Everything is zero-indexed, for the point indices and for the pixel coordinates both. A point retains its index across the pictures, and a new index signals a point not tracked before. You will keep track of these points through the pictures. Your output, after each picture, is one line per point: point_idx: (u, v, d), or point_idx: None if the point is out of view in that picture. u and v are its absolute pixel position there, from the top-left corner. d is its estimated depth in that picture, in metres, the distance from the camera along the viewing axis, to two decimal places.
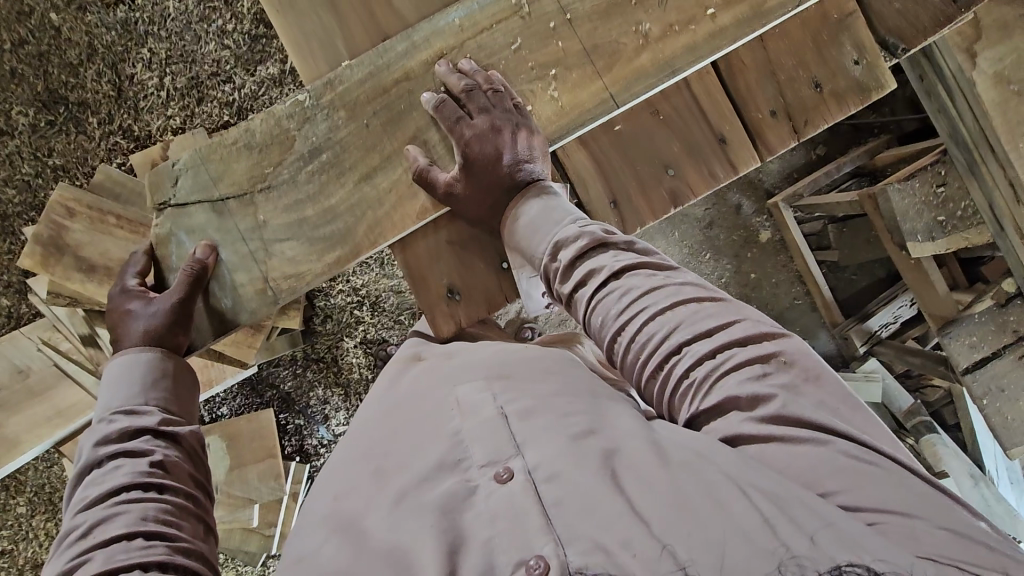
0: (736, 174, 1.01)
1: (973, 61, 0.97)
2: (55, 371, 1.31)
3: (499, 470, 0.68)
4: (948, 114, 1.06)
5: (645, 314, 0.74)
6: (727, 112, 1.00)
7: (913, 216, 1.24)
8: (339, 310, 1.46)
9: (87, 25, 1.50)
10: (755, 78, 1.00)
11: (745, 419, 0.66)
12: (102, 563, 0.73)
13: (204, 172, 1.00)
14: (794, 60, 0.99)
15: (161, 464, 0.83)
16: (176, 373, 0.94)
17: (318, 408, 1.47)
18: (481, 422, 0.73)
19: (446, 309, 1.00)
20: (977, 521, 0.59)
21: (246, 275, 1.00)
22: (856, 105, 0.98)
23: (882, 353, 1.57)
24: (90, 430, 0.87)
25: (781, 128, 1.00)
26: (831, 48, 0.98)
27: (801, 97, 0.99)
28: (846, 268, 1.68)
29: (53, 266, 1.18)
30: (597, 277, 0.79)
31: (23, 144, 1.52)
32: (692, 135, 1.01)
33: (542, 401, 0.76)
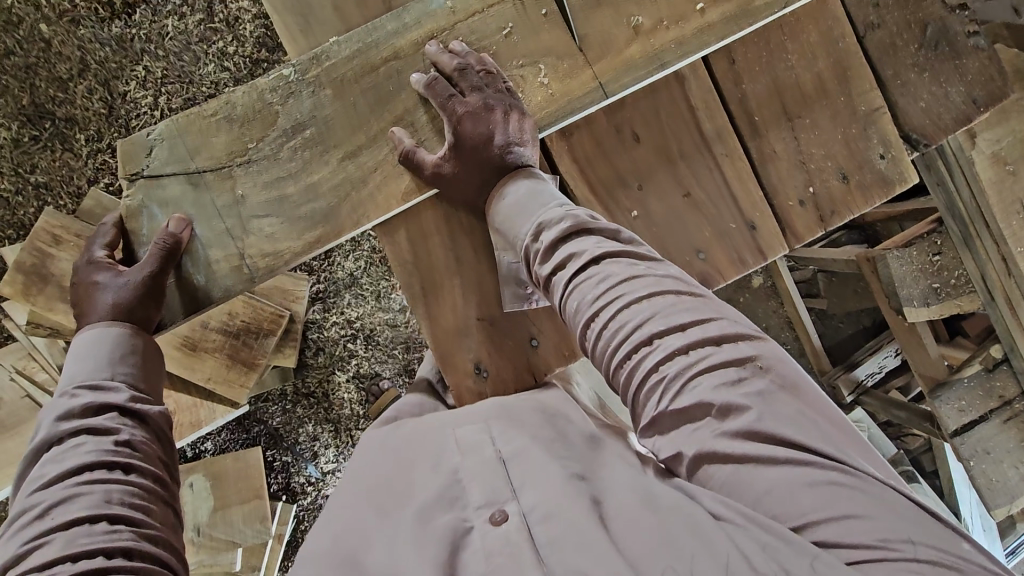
0: (765, 261, 0.98)
1: (973, 140, 1.02)
2: (29, 405, 1.24)
3: (494, 512, 0.65)
4: (947, 190, 1.10)
5: (621, 300, 0.71)
6: (758, 199, 0.97)
7: (910, 283, 1.26)
8: (331, 343, 1.43)
9: (80, 39, 1.45)
10: (786, 169, 0.98)
11: (717, 431, 0.63)
12: (62, 546, 0.68)
13: (180, 144, 0.92)
14: (823, 152, 0.98)
15: (128, 443, 0.79)
16: (146, 350, 0.88)
17: (307, 445, 1.43)
18: (480, 461, 0.71)
19: (474, 388, 0.96)
20: (962, 543, 0.57)
21: (222, 251, 0.92)
22: (880, 200, 0.98)
23: (867, 403, 1.61)
24: (51, 406, 0.82)
25: (808, 218, 0.98)
26: (859, 140, 0.98)
27: (829, 189, 0.98)
28: (833, 315, 1.73)
29: (35, 295, 1.12)
30: (578, 260, 0.76)
31: (3, 159, 1.46)
32: (726, 227, 0.97)
33: (539, 443, 0.74)
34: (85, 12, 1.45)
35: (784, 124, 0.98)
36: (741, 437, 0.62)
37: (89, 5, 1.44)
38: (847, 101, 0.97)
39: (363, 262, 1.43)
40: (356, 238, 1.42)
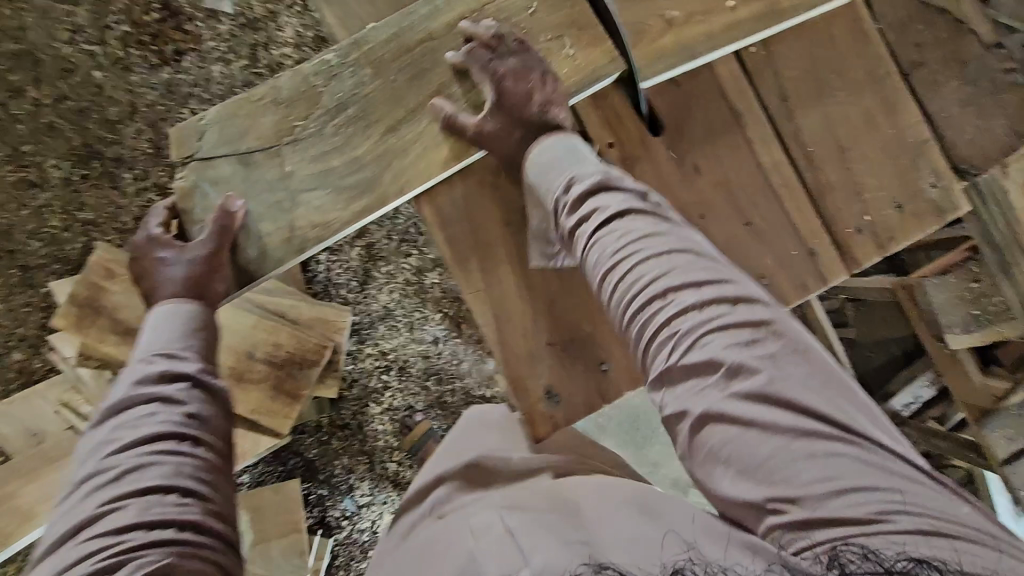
0: (826, 285, 1.00)
1: (1005, 171, 1.01)
2: (73, 437, 1.25)
3: None
4: (980, 216, 1.07)
5: (643, 253, 0.72)
6: (817, 226, 1.00)
7: (949, 310, 1.28)
8: (365, 375, 1.45)
9: (130, 84, 1.53)
10: (841, 199, 1.01)
11: (721, 390, 0.65)
12: (134, 516, 0.67)
13: (229, 126, 0.97)
14: (877, 181, 1.01)
15: (197, 415, 0.76)
16: (209, 328, 0.86)
17: (343, 478, 1.42)
18: (490, 544, 0.64)
19: (546, 412, 0.97)
20: (961, 506, 0.61)
21: (272, 224, 0.96)
22: (935, 227, 1.01)
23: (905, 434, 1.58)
24: (127, 369, 0.79)
25: (867, 244, 1.00)
26: (912, 173, 1.01)
27: (885, 218, 1.01)
28: (863, 344, 1.69)
29: (88, 328, 1.16)
30: (601, 216, 0.76)
31: (55, 198, 1.52)
32: (788, 254, 0.99)
33: (550, 522, 0.66)
34: (136, 59, 1.53)
35: (837, 153, 1.01)
36: (747, 395, 0.64)
37: (141, 53, 1.53)
38: (896, 133, 1.01)
39: (397, 294, 1.47)
40: (391, 272, 1.47)
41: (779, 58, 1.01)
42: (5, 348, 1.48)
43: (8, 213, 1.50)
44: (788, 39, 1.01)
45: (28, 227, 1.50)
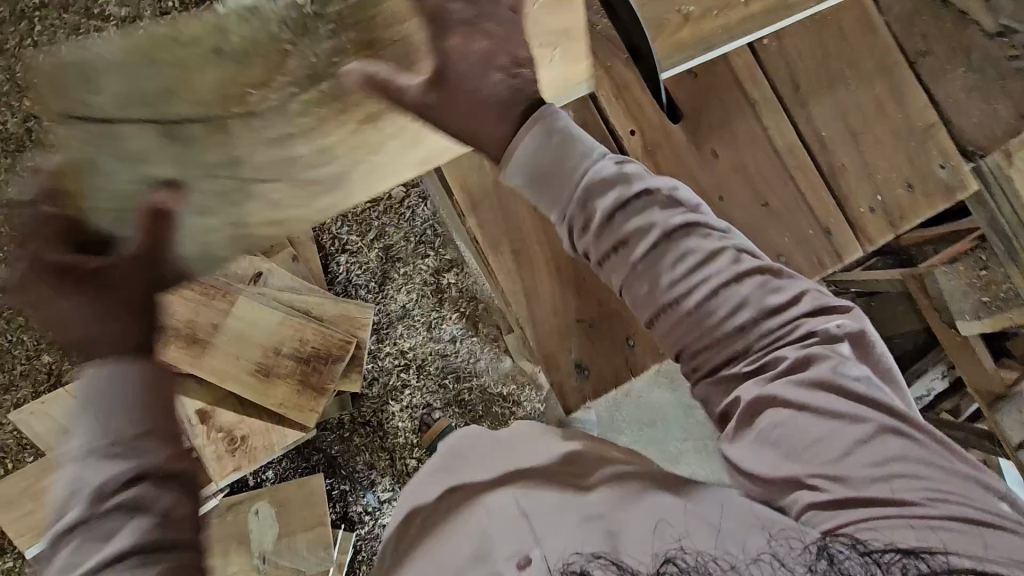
0: (841, 262, 1.04)
1: (1010, 159, 1.07)
2: None
3: (521, 559, 0.64)
4: (986, 206, 1.12)
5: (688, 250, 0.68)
6: (831, 205, 1.04)
7: (958, 297, 1.28)
8: (386, 373, 1.48)
9: None
10: (854, 179, 1.05)
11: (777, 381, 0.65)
12: None
13: (143, 73, 0.83)
14: (887, 162, 1.05)
15: (162, 515, 0.58)
16: (151, 389, 0.62)
17: (365, 474, 1.45)
18: (496, 510, 0.70)
19: (576, 385, 1.01)
20: (1000, 504, 0.62)
21: (219, 220, 0.87)
22: (943, 203, 1.06)
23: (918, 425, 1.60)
24: (69, 469, 0.58)
25: (880, 222, 1.04)
26: (921, 157, 1.05)
27: (897, 197, 1.05)
28: None
29: None
30: None
31: None
32: (804, 233, 1.03)
33: (545, 481, 0.74)
34: None
35: (849, 139, 1.05)
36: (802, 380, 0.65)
37: None
38: (904, 118, 1.06)
39: (415, 294, 1.50)
40: (409, 272, 1.51)
41: (791, 51, 1.04)
42: (33, 350, 1.52)
43: None
44: (800, 32, 1.04)
45: None
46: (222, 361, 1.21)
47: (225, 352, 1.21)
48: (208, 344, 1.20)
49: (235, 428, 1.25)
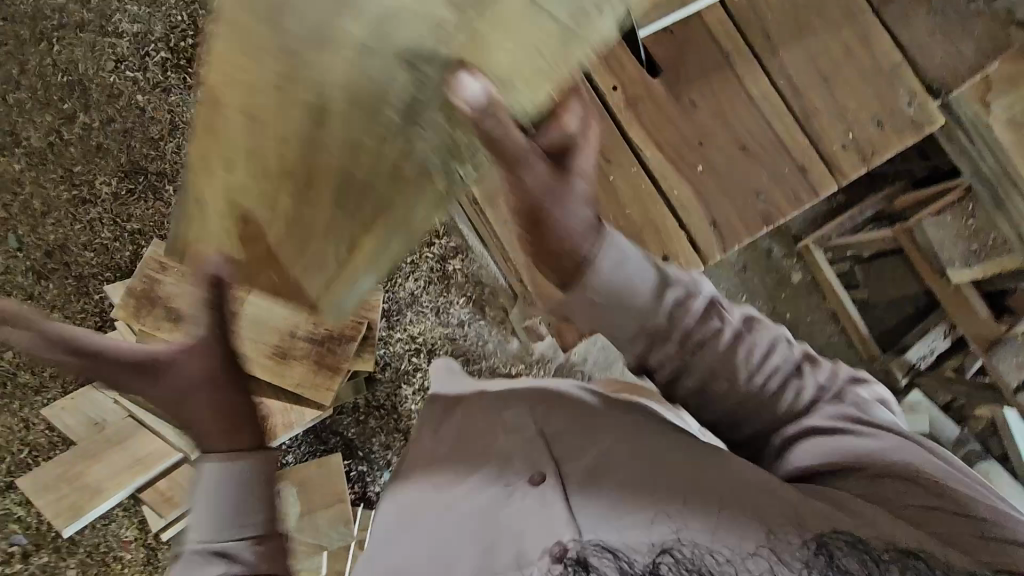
0: (818, 197, 1.12)
1: (988, 109, 1.14)
2: (131, 423, 1.35)
3: (533, 475, 0.77)
4: (971, 155, 1.22)
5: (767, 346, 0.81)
6: (806, 145, 1.11)
7: (949, 246, 1.40)
8: (396, 359, 1.53)
9: (170, 105, 1.67)
10: (827, 121, 1.11)
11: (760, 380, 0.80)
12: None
13: None
14: (857, 102, 1.11)
15: None
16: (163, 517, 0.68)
17: (381, 454, 1.49)
18: (523, 438, 0.83)
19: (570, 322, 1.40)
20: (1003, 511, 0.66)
21: None
22: (913, 139, 1.11)
23: (924, 384, 1.64)
24: None
25: (851, 158, 1.11)
26: (890, 94, 1.10)
27: (868, 135, 1.11)
28: (876, 306, 1.75)
29: (145, 317, 1.26)
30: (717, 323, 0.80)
31: (104, 211, 1.64)
32: (783, 173, 1.12)
33: (571, 420, 0.85)
34: (174, 82, 1.67)
35: (820, 82, 1.11)
36: (776, 372, 0.80)
37: (178, 76, 1.67)
38: (872, 60, 1.10)
39: (422, 281, 1.54)
40: (416, 259, 1.52)
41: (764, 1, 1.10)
42: None
43: (63, 227, 1.62)
44: None
45: (82, 240, 1.63)
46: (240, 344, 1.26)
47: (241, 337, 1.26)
48: None
49: (256, 409, 1.30)
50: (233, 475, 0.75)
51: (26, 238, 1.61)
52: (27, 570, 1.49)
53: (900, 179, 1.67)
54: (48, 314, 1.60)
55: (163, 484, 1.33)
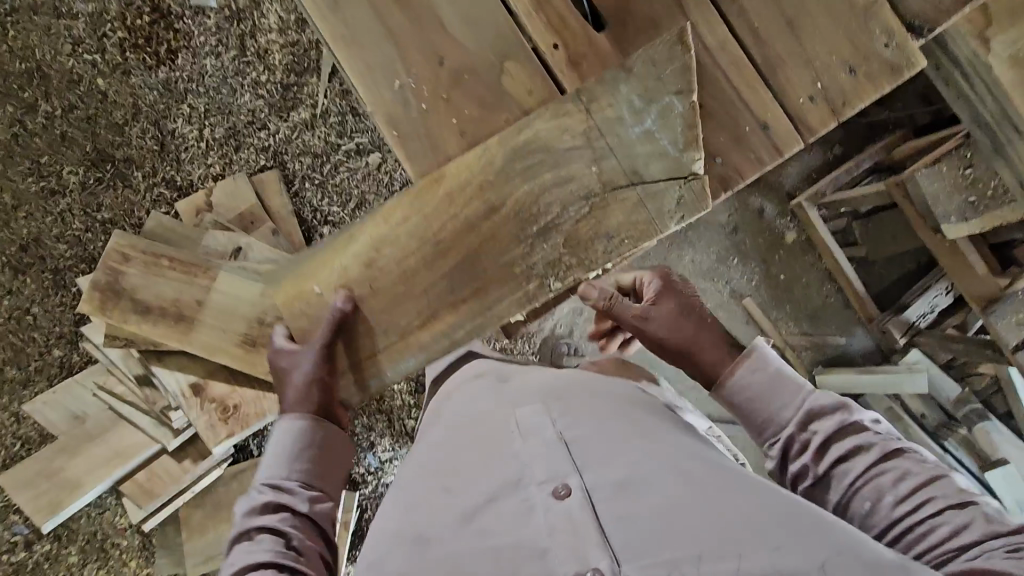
0: (783, 158, 0.85)
1: (986, 46, 1.00)
2: (111, 415, 1.36)
3: (557, 486, 0.73)
4: (969, 99, 1.11)
5: (903, 476, 0.76)
6: (767, 97, 0.85)
7: (944, 201, 1.34)
8: None
9: (132, 88, 1.58)
10: (789, 66, 0.84)
11: (858, 470, 0.78)
12: (244, 559, 0.82)
13: None
14: (827, 43, 0.83)
15: (292, 542, 0.84)
16: (325, 443, 0.95)
17: (363, 436, 1.50)
18: (540, 445, 0.78)
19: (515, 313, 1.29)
20: None
21: None
22: (890, 87, 0.82)
23: (923, 343, 1.59)
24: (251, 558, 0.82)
25: (819, 111, 0.84)
26: (863, 33, 0.82)
27: (839, 83, 0.83)
28: (875, 263, 1.71)
29: (111, 309, 1.23)
30: (864, 456, 0.79)
31: (75, 202, 1.58)
32: (741, 130, 0.86)
33: (594, 424, 0.81)
34: (134, 63, 1.58)
35: (780, 19, 0.83)
36: (882, 477, 0.77)
37: (138, 56, 1.58)
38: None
39: None
40: None
41: None
42: (46, 346, 1.58)
43: (35, 221, 1.57)
44: None
45: (53, 232, 1.58)
46: (210, 334, 1.22)
47: (210, 326, 1.22)
48: (194, 320, 1.22)
49: (228, 398, 1.28)
50: (313, 428, 0.94)
51: None
52: (33, 559, 1.52)
53: (901, 127, 1.60)
54: (28, 310, 1.57)
55: (141, 476, 1.35)
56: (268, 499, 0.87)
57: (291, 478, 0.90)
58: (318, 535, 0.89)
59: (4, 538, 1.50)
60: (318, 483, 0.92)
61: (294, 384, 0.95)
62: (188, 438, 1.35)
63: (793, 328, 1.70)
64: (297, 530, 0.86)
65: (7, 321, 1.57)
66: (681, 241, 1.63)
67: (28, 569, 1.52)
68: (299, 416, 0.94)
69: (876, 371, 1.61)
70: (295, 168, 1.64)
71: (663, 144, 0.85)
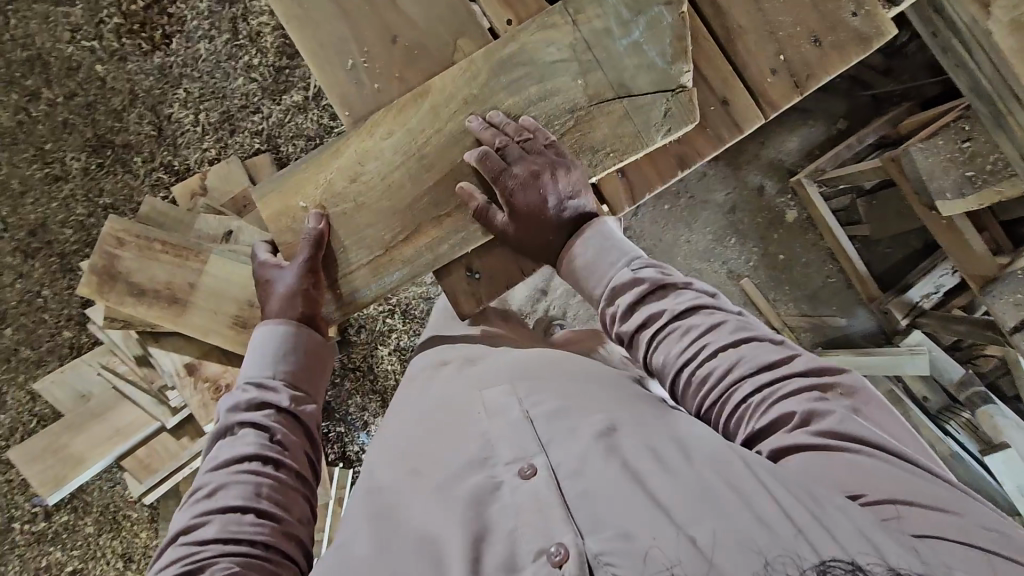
0: (740, 134, 1.02)
1: (987, 11, 1.05)
2: (115, 393, 1.41)
3: (523, 466, 0.72)
4: (968, 69, 1.14)
5: (710, 344, 0.79)
6: (730, 76, 1.01)
7: (940, 176, 1.39)
8: (372, 320, 1.52)
9: (128, 74, 1.60)
10: (754, 42, 1.00)
11: (654, 329, 0.83)
12: (230, 452, 0.85)
13: None
14: (792, 19, 0.98)
15: (277, 439, 0.87)
16: (306, 347, 0.97)
17: (358, 415, 1.55)
18: (507, 424, 0.78)
19: (469, 290, 1.05)
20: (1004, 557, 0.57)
21: None
22: (857, 56, 0.98)
23: (925, 324, 1.60)
24: (236, 449, 0.85)
25: (783, 85, 1.00)
26: (830, 4, 0.98)
27: (802, 54, 0.99)
28: (879, 242, 1.70)
29: (108, 292, 1.26)
30: (659, 319, 0.83)
31: (77, 188, 1.62)
32: (705, 107, 1.02)
33: (563, 400, 0.80)
34: (130, 49, 1.60)
35: None
36: (680, 337, 0.81)
37: (133, 42, 1.59)
38: None
39: None
40: None
41: None
42: (56, 327, 1.63)
43: (41, 206, 1.62)
44: None
45: (58, 217, 1.62)
46: (201, 316, 1.25)
47: (202, 309, 1.25)
48: (187, 302, 1.25)
49: (221, 377, 1.32)
50: (294, 332, 0.96)
51: (8, 218, 1.62)
52: (52, 528, 1.60)
53: (908, 100, 1.59)
54: (38, 293, 1.63)
55: (142, 452, 1.41)
56: (252, 398, 0.90)
57: (275, 377, 0.93)
58: (302, 434, 0.92)
59: (24, 508, 1.58)
60: (302, 386, 0.95)
61: (277, 295, 0.98)
62: (186, 416, 1.40)
63: (792, 309, 1.69)
64: (281, 427, 0.89)
65: (19, 304, 1.62)
66: (677, 221, 1.61)
67: (48, 538, 1.60)
68: (283, 321, 0.96)
69: (878, 352, 1.59)
70: (289, 151, 1.65)
71: (650, 56, 0.97)
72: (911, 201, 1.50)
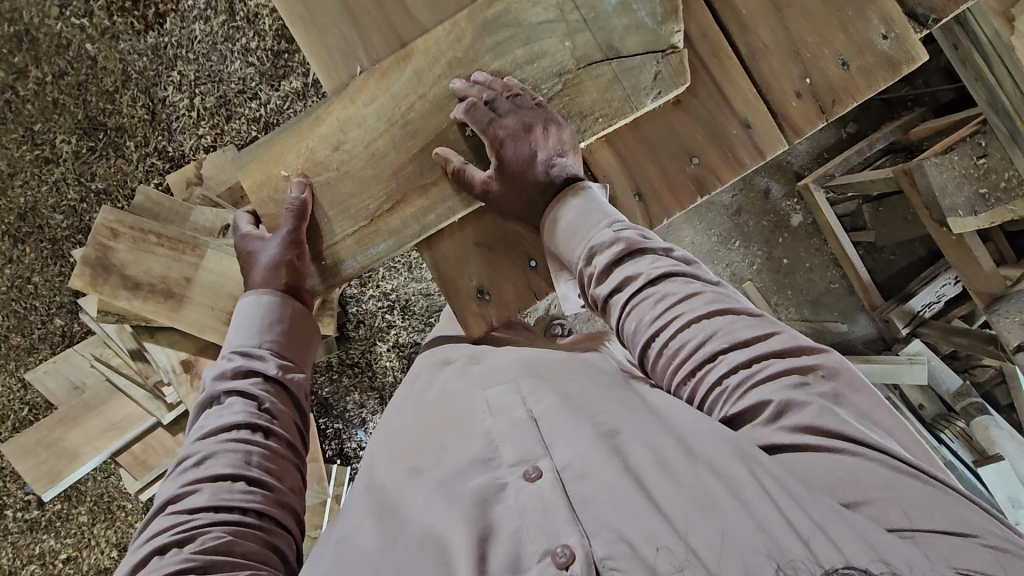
0: (763, 160, 1.00)
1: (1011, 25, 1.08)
2: (109, 386, 1.39)
3: (528, 469, 0.72)
4: (986, 82, 1.21)
5: (684, 316, 0.78)
6: (752, 98, 0.99)
7: (953, 192, 1.39)
8: (371, 315, 1.50)
9: (120, 53, 1.55)
10: (778, 63, 0.98)
11: (629, 293, 0.82)
12: (216, 421, 0.85)
13: None
14: (817, 39, 0.97)
15: (268, 408, 0.88)
16: (293, 318, 0.97)
17: (355, 412, 1.55)
18: (511, 424, 0.78)
19: (478, 310, 1.03)
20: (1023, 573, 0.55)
21: None
22: (886, 80, 0.96)
23: (926, 335, 1.63)
24: (224, 417, 0.85)
25: (807, 110, 0.98)
26: (858, 23, 0.96)
27: (827, 75, 0.97)
28: (884, 249, 1.71)
29: (101, 286, 1.22)
30: (634, 283, 0.82)
31: (68, 171, 1.58)
32: (725, 130, 1.00)
33: (564, 398, 0.80)
34: (122, 27, 1.54)
35: (770, 9, 0.97)
36: (648, 304, 0.80)
37: (125, 20, 1.54)
38: None
39: None
40: None
41: None
42: (47, 314, 1.60)
43: (32, 190, 1.58)
44: None
45: (48, 202, 1.58)
46: (198, 311, 1.23)
47: (200, 304, 1.23)
48: (184, 297, 1.23)
49: None
50: (275, 301, 0.95)
51: None
52: (46, 516, 1.60)
53: (921, 105, 1.59)
54: (29, 279, 1.59)
55: (138, 446, 1.40)
56: (239, 365, 0.89)
57: (262, 347, 0.93)
58: (290, 404, 0.93)
59: (17, 496, 1.58)
60: (288, 355, 0.95)
61: (260, 263, 0.96)
62: (181, 412, 1.39)
63: (794, 313, 1.68)
64: (270, 396, 0.89)
65: (9, 290, 1.59)
66: (682, 222, 1.60)
67: (41, 526, 1.60)
68: (266, 290, 0.95)
69: (877, 361, 1.60)
70: None
71: (641, 17, 0.95)
72: (922, 214, 1.51)
